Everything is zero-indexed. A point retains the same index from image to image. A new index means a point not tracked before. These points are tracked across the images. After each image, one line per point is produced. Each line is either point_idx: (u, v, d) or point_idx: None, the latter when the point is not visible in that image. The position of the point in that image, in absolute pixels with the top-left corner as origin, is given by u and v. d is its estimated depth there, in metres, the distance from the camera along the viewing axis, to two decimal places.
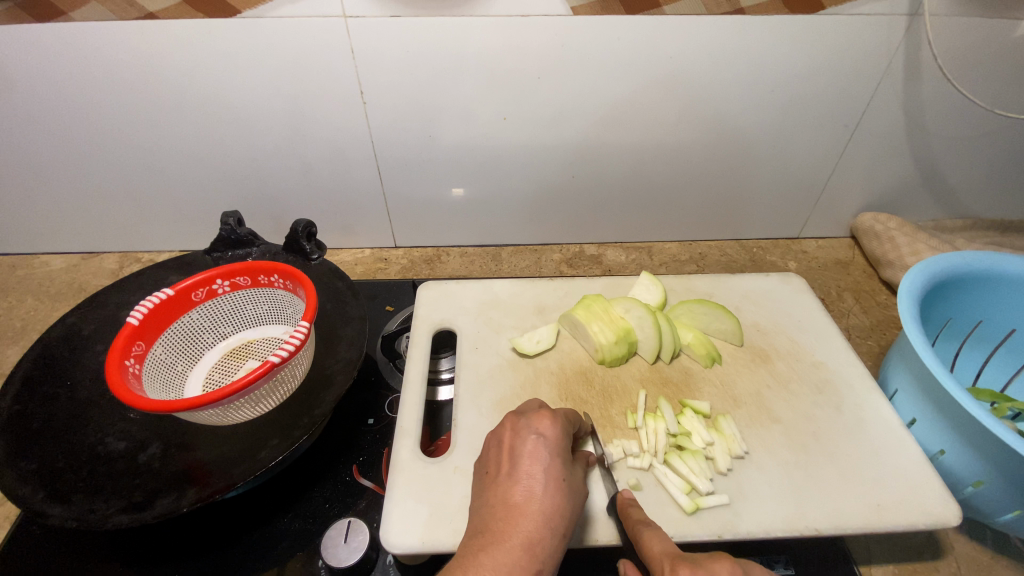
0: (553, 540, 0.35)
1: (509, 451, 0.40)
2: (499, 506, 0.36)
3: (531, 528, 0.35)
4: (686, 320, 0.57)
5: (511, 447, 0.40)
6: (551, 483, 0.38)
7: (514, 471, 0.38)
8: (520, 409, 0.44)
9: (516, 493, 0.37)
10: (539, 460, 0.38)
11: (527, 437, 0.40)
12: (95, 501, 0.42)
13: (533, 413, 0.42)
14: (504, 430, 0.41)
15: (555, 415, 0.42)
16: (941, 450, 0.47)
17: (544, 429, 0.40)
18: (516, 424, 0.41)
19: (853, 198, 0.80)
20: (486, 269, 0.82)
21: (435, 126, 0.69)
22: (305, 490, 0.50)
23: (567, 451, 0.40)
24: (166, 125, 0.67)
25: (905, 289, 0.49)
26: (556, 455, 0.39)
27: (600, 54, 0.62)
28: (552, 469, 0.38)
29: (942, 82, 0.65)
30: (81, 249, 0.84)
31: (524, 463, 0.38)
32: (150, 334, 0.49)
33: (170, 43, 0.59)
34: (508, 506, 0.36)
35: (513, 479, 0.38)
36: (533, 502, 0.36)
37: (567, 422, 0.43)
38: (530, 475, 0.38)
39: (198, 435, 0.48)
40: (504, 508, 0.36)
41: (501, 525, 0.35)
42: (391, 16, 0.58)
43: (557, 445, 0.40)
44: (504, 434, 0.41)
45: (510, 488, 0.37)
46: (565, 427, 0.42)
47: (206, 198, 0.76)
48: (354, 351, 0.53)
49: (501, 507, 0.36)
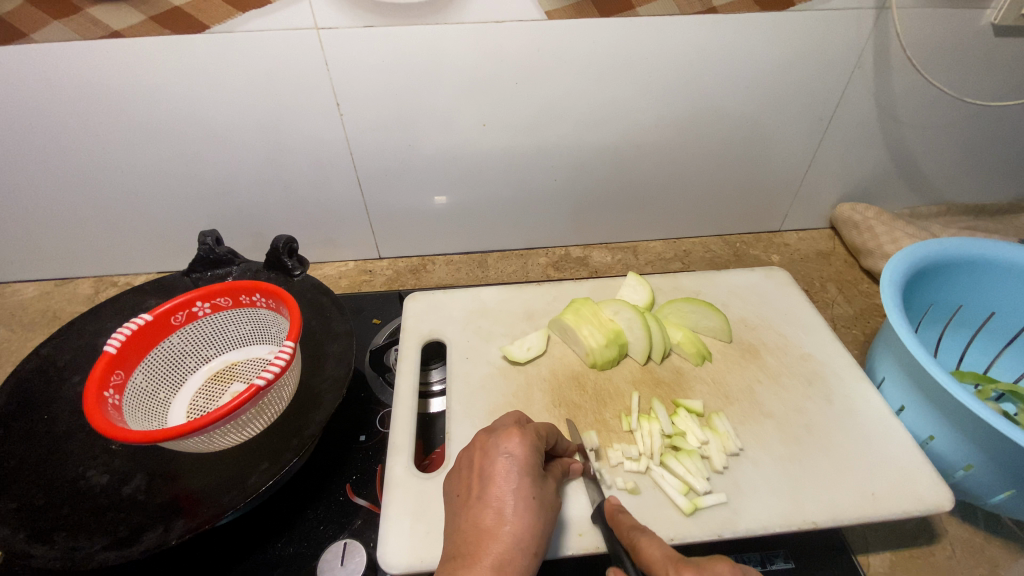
0: (525, 561, 0.35)
1: (479, 473, 0.39)
2: (470, 529, 0.36)
3: (501, 551, 0.35)
4: (674, 320, 0.57)
5: (481, 469, 0.39)
6: (521, 503, 0.37)
7: (483, 494, 0.37)
8: (493, 426, 0.43)
9: (487, 516, 0.36)
10: (508, 481, 0.38)
11: (497, 458, 0.39)
12: (80, 538, 0.41)
13: (503, 431, 0.41)
14: (474, 451, 0.41)
15: (524, 432, 0.41)
16: (931, 436, 0.48)
17: (513, 448, 0.39)
18: (486, 444, 0.41)
19: (831, 189, 0.81)
20: (473, 276, 0.81)
21: (417, 135, 0.68)
22: (299, 512, 0.49)
23: (539, 468, 0.40)
24: (137, 145, 0.65)
25: (887, 278, 0.50)
26: (526, 475, 0.38)
27: (576, 58, 0.62)
28: (521, 489, 0.38)
29: (910, 73, 0.67)
30: (54, 275, 0.81)
31: (494, 485, 0.38)
32: (129, 362, 0.48)
33: (138, 62, 0.58)
34: (478, 529, 0.36)
35: (482, 503, 0.37)
36: (503, 524, 0.36)
37: (539, 437, 0.42)
38: (500, 497, 0.37)
39: (184, 463, 0.46)
40: (474, 531, 0.36)
41: (472, 547, 0.35)
42: (364, 26, 0.57)
43: (527, 464, 0.39)
44: (473, 455, 0.40)
45: (480, 511, 0.37)
46: (536, 444, 0.41)
47: (181, 218, 0.74)
48: (342, 367, 0.52)
49: (471, 532, 0.36)
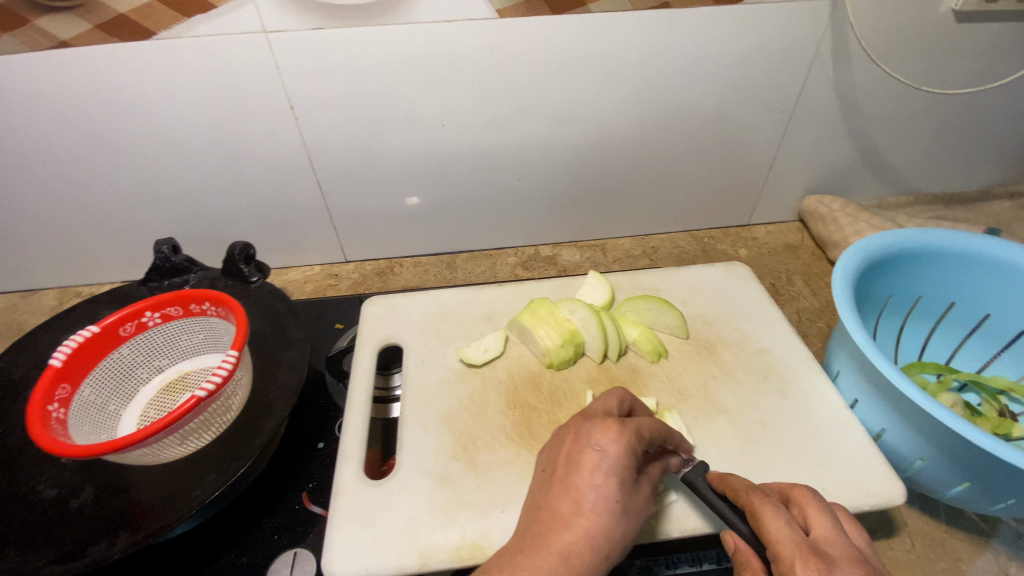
0: (595, 558, 0.36)
1: (566, 458, 0.40)
2: (547, 511, 0.38)
3: (572, 541, 0.36)
4: (631, 317, 0.57)
5: (570, 454, 0.40)
6: (602, 502, 0.37)
7: (566, 480, 0.39)
8: (589, 412, 0.43)
9: (565, 503, 0.38)
10: (594, 476, 0.38)
11: (587, 450, 0.39)
12: (25, 553, 0.40)
13: (601, 423, 0.40)
14: (571, 435, 0.41)
15: (624, 428, 0.40)
16: (882, 430, 0.48)
17: (607, 444, 0.39)
18: (580, 432, 0.41)
19: (798, 182, 0.81)
20: (441, 277, 0.81)
21: (375, 137, 0.67)
22: (253, 522, 0.48)
23: (631, 472, 0.39)
24: (90, 154, 0.64)
25: (840, 271, 0.50)
26: (612, 476, 0.38)
27: (531, 57, 0.62)
28: (604, 488, 0.38)
29: (870, 64, 0.66)
30: (17, 287, 0.80)
31: (578, 477, 0.38)
32: (76, 375, 0.47)
33: (85, 70, 0.57)
34: (554, 514, 0.38)
35: (564, 488, 0.39)
36: (578, 516, 0.37)
37: (640, 440, 0.40)
38: (581, 488, 0.38)
39: (133, 475, 0.46)
40: (549, 513, 0.38)
41: (544, 529, 0.37)
42: (313, 28, 0.56)
43: (618, 463, 0.38)
44: (566, 438, 0.41)
45: (559, 497, 0.38)
46: (634, 445, 0.39)
47: (142, 226, 0.74)
48: (295, 374, 0.51)
49: (547, 513, 0.38)
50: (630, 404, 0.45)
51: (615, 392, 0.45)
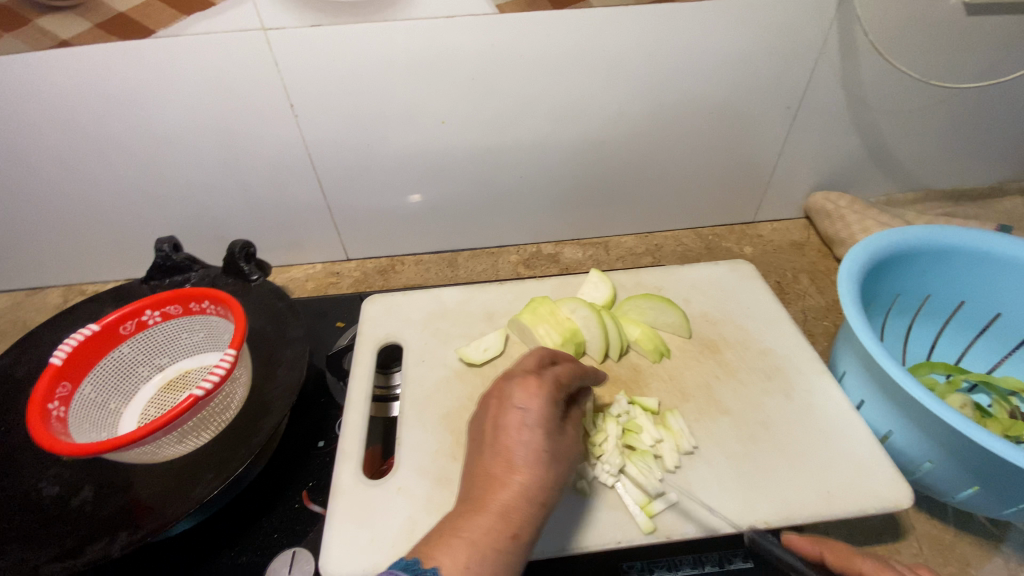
0: (532, 509, 0.36)
1: (492, 422, 0.39)
2: (480, 476, 0.37)
3: (509, 498, 0.36)
4: (633, 316, 0.56)
5: (495, 418, 0.39)
6: (532, 455, 0.37)
7: (495, 443, 0.38)
8: (509, 372, 0.42)
9: (497, 464, 0.37)
10: (521, 433, 0.38)
11: (510, 409, 0.39)
12: (26, 550, 0.41)
13: (521, 380, 0.40)
14: (492, 400, 0.41)
15: (542, 382, 0.40)
16: (888, 433, 0.47)
17: (529, 400, 0.39)
18: (501, 394, 0.40)
19: (804, 179, 0.80)
20: (443, 275, 0.81)
21: (375, 135, 0.67)
22: (253, 520, 0.48)
23: (554, 420, 0.39)
24: (91, 152, 0.64)
25: (846, 269, 0.49)
26: (539, 428, 0.38)
27: (532, 53, 0.61)
28: (533, 441, 0.38)
29: (878, 58, 0.65)
30: (22, 286, 0.81)
31: (506, 436, 0.38)
32: (76, 373, 0.47)
33: (86, 69, 0.57)
34: (489, 476, 0.37)
35: (493, 451, 0.38)
36: (513, 475, 0.36)
37: (558, 388, 0.41)
38: (510, 447, 0.37)
39: (133, 473, 0.46)
40: (482, 477, 0.37)
41: (481, 494, 0.36)
42: (312, 26, 0.56)
43: (541, 415, 0.39)
44: (489, 404, 0.41)
45: (491, 459, 0.38)
46: (553, 396, 0.40)
47: (145, 225, 0.74)
48: (294, 373, 0.51)
49: (481, 477, 0.37)
50: (550, 357, 0.45)
51: (532, 350, 0.45)
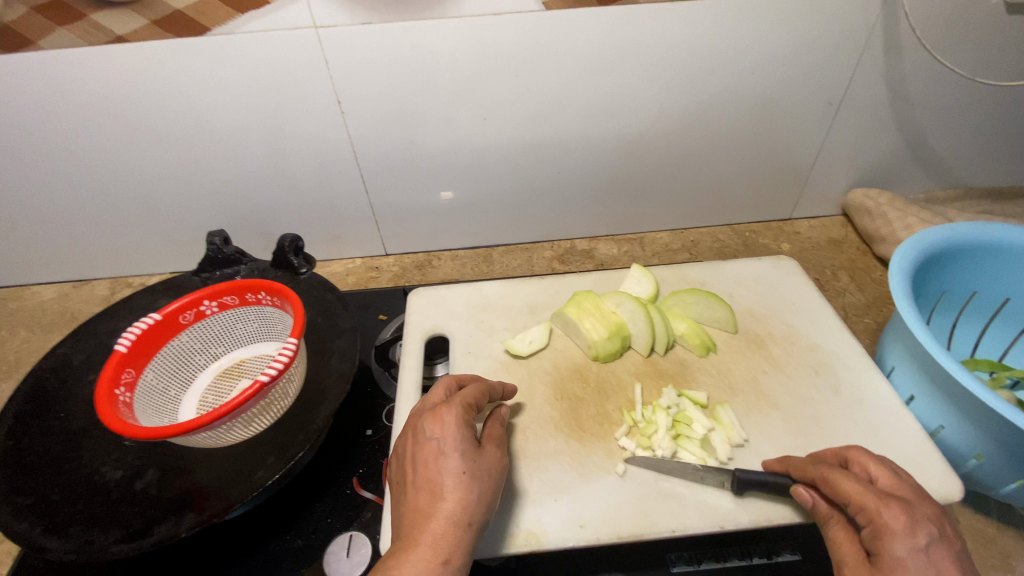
0: (461, 531, 0.36)
1: (412, 459, 0.40)
2: (408, 511, 0.38)
3: (437, 526, 0.36)
4: (678, 311, 0.56)
5: (412, 454, 0.40)
6: (454, 480, 0.38)
7: (416, 478, 0.39)
8: (421, 407, 0.43)
9: (422, 497, 0.38)
10: (437, 463, 0.39)
11: (425, 443, 0.40)
12: (93, 532, 0.42)
13: (429, 413, 0.41)
14: (409, 439, 0.41)
15: (451, 409, 0.41)
16: (941, 427, 0.47)
17: (440, 430, 0.40)
18: (415, 429, 0.41)
19: (842, 176, 0.80)
20: (479, 271, 0.82)
21: (418, 132, 0.68)
22: (307, 505, 0.50)
23: (470, 442, 0.40)
24: (144, 148, 0.66)
25: (897, 265, 0.49)
26: (454, 453, 0.39)
27: (576, 50, 0.61)
28: (452, 466, 0.38)
29: (923, 54, 0.65)
30: (71, 277, 0.84)
31: (426, 468, 0.39)
32: (140, 360, 0.49)
33: (143, 66, 0.59)
34: (414, 512, 0.37)
35: (415, 486, 0.38)
36: (436, 506, 0.37)
37: (466, 410, 0.42)
38: (431, 478, 0.38)
39: (194, 458, 0.47)
40: (410, 513, 0.37)
41: (411, 529, 0.36)
42: (361, 23, 0.57)
43: (455, 441, 0.40)
44: (407, 442, 0.41)
45: (415, 493, 0.38)
46: (464, 420, 0.41)
47: (192, 219, 0.76)
48: (347, 362, 0.52)
49: (409, 513, 0.37)
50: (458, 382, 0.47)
51: (440, 380, 0.46)
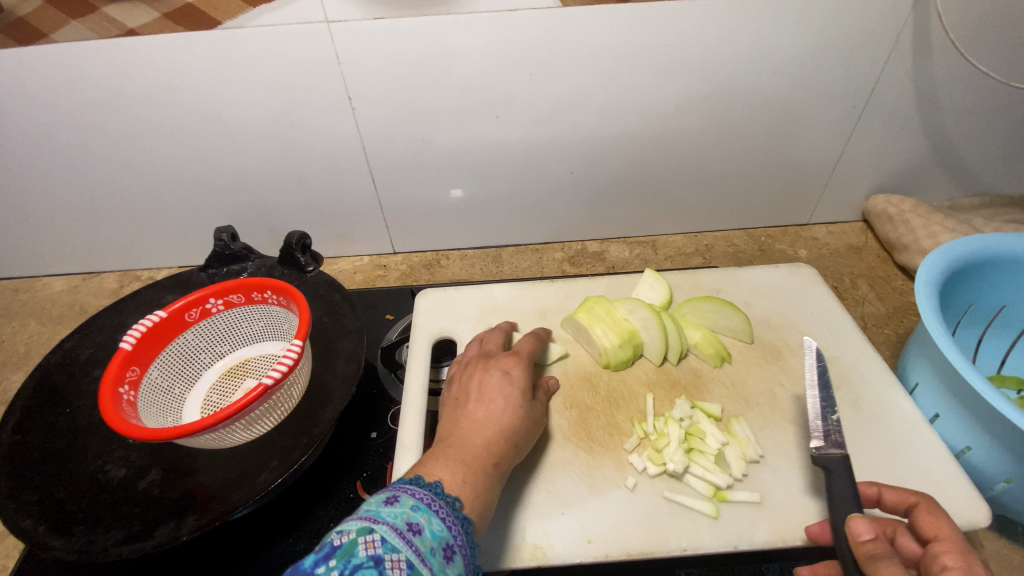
0: (508, 448, 0.40)
1: (476, 383, 0.44)
2: (465, 418, 0.41)
3: (491, 434, 0.39)
4: (692, 319, 0.55)
5: (479, 379, 0.44)
6: (512, 405, 0.42)
7: (480, 394, 0.42)
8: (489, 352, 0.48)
9: (482, 409, 0.41)
10: (503, 388, 0.43)
11: (495, 373, 0.44)
12: (95, 532, 0.42)
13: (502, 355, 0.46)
14: (476, 369, 0.45)
15: (521, 359, 0.46)
16: (967, 447, 0.45)
17: (510, 368, 0.45)
18: (485, 363, 0.46)
19: (863, 181, 0.77)
20: (487, 271, 0.81)
21: (429, 130, 0.67)
22: (310, 509, 0.49)
23: (529, 386, 0.45)
24: (154, 141, 0.66)
25: (923, 278, 0.47)
26: (519, 387, 0.43)
27: (593, 48, 0.60)
28: (514, 395, 0.42)
29: (954, 56, 0.62)
30: (81, 270, 0.84)
31: (491, 390, 0.43)
32: (144, 359, 0.48)
33: (153, 59, 0.58)
34: (471, 419, 0.40)
35: (478, 400, 0.42)
36: (494, 419, 0.40)
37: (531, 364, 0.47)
38: (494, 397, 0.42)
39: (197, 459, 0.47)
40: (468, 419, 0.40)
41: (466, 430, 0.40)
42: (374, 19, 0.56)
43: (520, 380, 0.44)
44: (473, 372, 0.45)
45: (475, 406, 0.41)
46: (529, 369, 0.46)
47: (201, 214, 0.75)
48: (352, 364, 0.52)
49: (466, 419, 0.41)
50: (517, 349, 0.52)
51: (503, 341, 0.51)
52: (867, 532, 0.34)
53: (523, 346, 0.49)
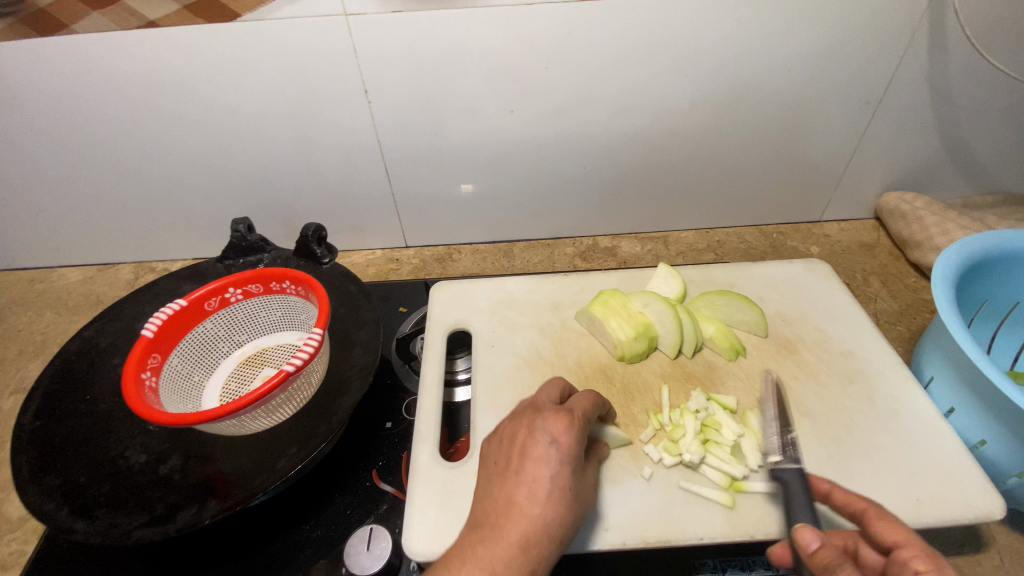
0: (548, 545, 0.35)
1: (520, 450, 0.38)
2: (502, 500, 0.36)
3: (529, 529, 0.35)
4: (707, 313, 0.55)
5: (522, 446, 0.39)
6: (556, 490, 0.37)
7: (521, 471, 0.37)
8: (538, 405, 0.42)
9: (521, 494, 0.36)
10: (548, 467, 0.37)
11: (540, 443, 0.38)
12: (118, 515, 0.42)
13: (551, 415, 0.40)
14: (520, 429, 0.40)
15: (573, 421, 0.40)
16: (983, 441, 0.45)
17: (559, 436, 0.39)
18: (532, 424, 0.40)
19: (876, 179, 0.77)
20: (499, 266, 0.81)
21: (443, 124, 0.67)
22: (327, 496, 0.49)
23: (579, 459, 0.39)
24: (172, 133, 0.66)
25: (939, 272, 0.47)
26: (566, 465, 0.38)
27: (609, 43, 0.60)
28: (559, 477, 0.37)
29: (969, 53, 0.62)
30: (96, 261, 0.84)
31: (534, 467, 0.37)
32: (165, 346, 0.49)
33: (172, 51, 0.58)
34: (509, 505, 0.36)
35: (518, 478, 0.37)
36: (534, 509, 0.36)
37: (583, 426, 0.41)
38: (537, 478, 0.37)
39: (216, 445, 0.47)
40: (505, 504, 0.36)
41: (502, 519, 0.35)
42: (392, 11, 0.56)
43: (568, 453, 0.38)
44: (517, 430, 0.40)
45: (516, 485, 0.37)
46: (580, 434, 0.40)
47: (216, 206, 0.76)
48: (369, 354, 0.52)
49: (502, 504, 0.36)
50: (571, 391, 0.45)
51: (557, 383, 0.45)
52: (814, 540, 0.34)
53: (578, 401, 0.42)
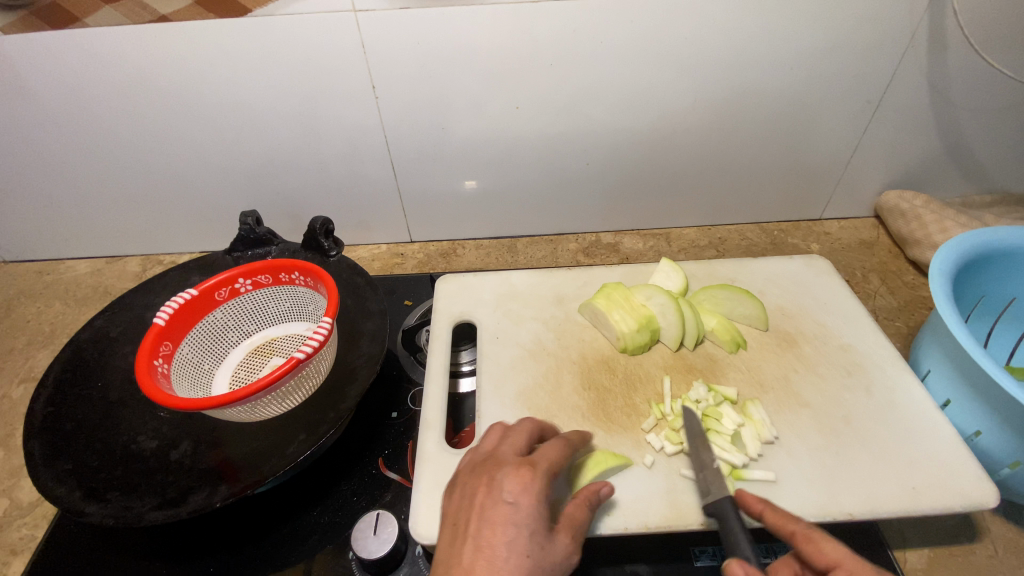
0: None
1: (477, 510, 0.35)
2: (456, 569, 0.33)
3: None
4: (708, 306, 0.56)
5: (481, 505, 0.35)
6: (515, 558, 0.33)
7: (478, 534, 0.34)
8: (501, 458, 0.39)
9: (476, 561, 0.33)
10: (506, 530, 0.34)
11: (498, 501, 0.35)
12: (130, 498, 0.43)
13: (511, 467, 0.36)
14: (479, 485, 0.36)
15: (537, 475, 0.36)
16: (977, 432, 0.46)
17: (520, 493, 0.35)
18: (492, 478, 0.36)
19: (876, 177, 0.78)
20: (503, 261, 0.82)
21: (449, 120, 0.68)
22: (333, 483, 0.50)
23: (545, 520, 0.35)
24: (181, 127, 0.67)
25: (936, 267, 0.48)
26: (527, 527, 0.34)
27: (613, 41, 0.61)
28: (519, 541, 0.33)
29: (968, 52, 0.63)
30: (104, 253, 0.85)
31: (490, 530, 0.34)
32: (176, 334, 0.50)
33: (182, 45, 0.59)
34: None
35: (475, 543, 0.33)
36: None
37: (550, 481, 0.37)
38: (494, 543, 0.33)
39: (226, 432, 0.48)
40: (459, 572, 0.32)
41: None
42: (401, 8, 0.57)
43: (530, 514, 0.35)
44: (477, 486, 0.37)
45: (471, 553, 0.33)
46: (545, 490, 0.36)
47: (224, 199, 0.77)
48: (376, 344, 0.53)
49: (457, 573, 0.32)
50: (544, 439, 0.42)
51: (529, 434, 0.42)
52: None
53: (547, 455, 0.39)
